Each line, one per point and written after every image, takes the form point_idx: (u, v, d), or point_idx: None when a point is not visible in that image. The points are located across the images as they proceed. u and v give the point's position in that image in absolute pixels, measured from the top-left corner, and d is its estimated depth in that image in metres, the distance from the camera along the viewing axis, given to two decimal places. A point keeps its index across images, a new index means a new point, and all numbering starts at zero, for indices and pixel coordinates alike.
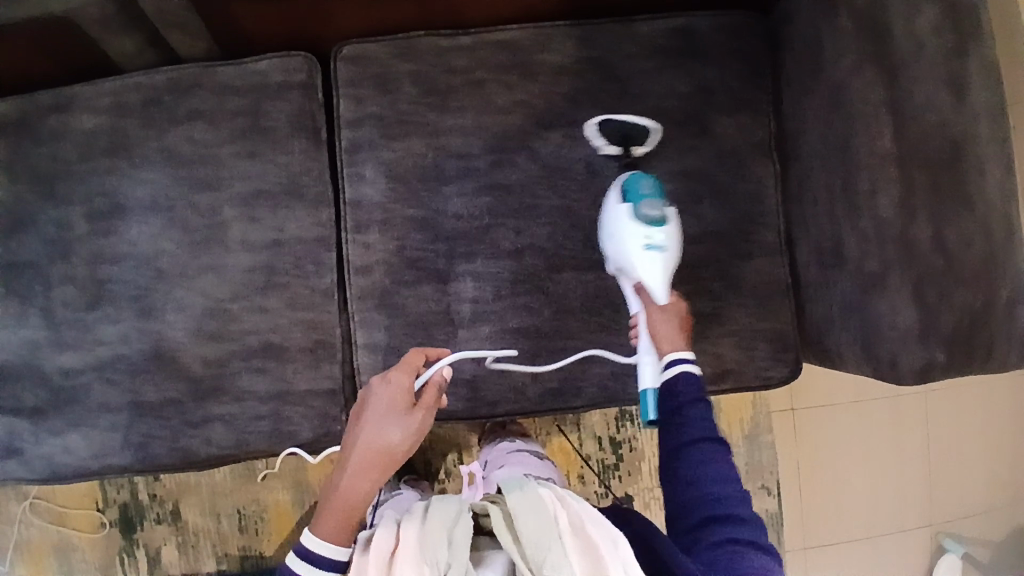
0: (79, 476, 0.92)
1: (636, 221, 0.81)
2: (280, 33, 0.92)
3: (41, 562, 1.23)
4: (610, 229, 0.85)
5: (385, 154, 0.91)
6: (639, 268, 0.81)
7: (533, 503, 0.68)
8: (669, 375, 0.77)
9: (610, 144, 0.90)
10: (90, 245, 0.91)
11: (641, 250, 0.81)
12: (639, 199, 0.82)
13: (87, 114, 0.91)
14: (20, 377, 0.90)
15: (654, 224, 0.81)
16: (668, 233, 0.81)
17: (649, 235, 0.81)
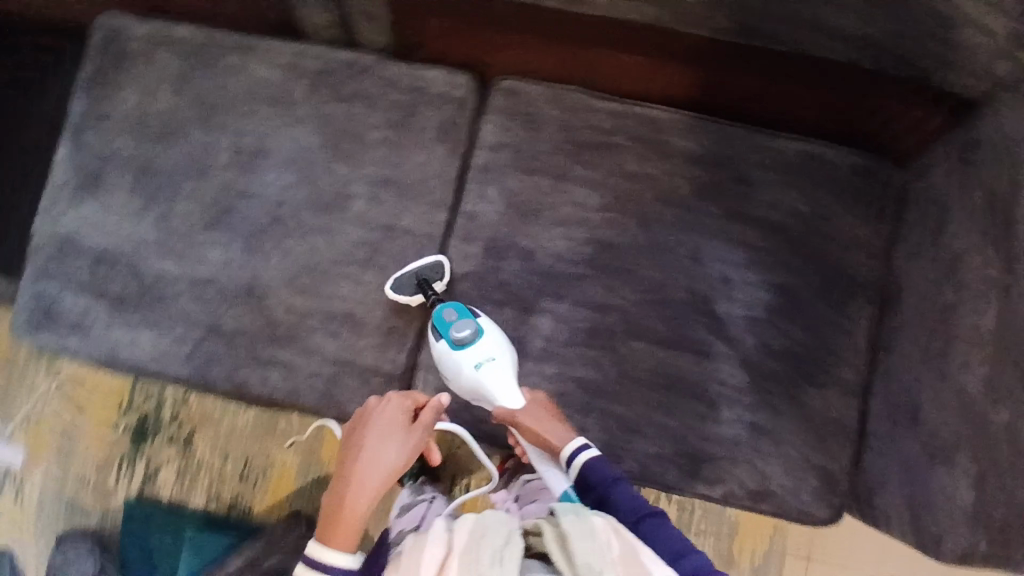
0: (134, 373, 0.96)
1: (457, 350, 0.88)
2: (452, 54, 1.02)
3: (47, 439, 1.30)
4: (445, 368, 0.90)
5: (511, 182, 0.96)
6: (486, 384, 0.87)
7: (587, 533, 0.71)
8: (575, 469, 0.85)
9: (412, 295, 0.93)
10: (224, 173, 0.97)
11: (474, 372, 0.87)
12: (449, 331, 0.88)
13: (265, 65, 0.99)
14: (119, 266, 0.96)
15: (474, 345, 0.88)
16: (484, 343, 0.88)
17: (475, 355, 0.87)
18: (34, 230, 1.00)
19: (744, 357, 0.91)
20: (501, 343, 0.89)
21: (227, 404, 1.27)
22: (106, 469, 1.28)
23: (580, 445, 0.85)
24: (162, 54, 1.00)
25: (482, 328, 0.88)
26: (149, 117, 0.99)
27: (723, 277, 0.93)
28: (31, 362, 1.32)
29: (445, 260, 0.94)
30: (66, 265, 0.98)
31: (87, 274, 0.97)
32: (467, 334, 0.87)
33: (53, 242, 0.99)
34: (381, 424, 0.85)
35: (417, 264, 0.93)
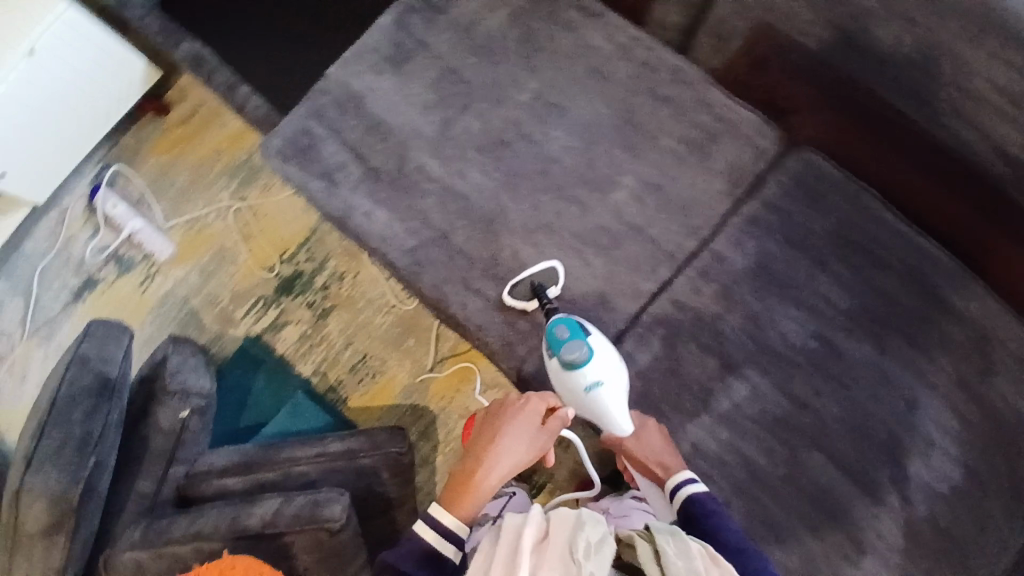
0: (353, 239, 0.99)
1: (568, 369, 0.88)
2: (769, 103, 0.99)
3: (204, 248, 1.36)
4: (558, 387, 0.90)
5: (771, 245, 0.94)
6: (599, 406, 0.87)
7: (681, 550, 0.68)
8: (676, 500, 0.82)
9: (529, 300, 0.94)
10: (518, 107, 1.00)
11: (585, 393, 0.87)
12: (560, 349, 0.88)
13: (600, 30, 1.00)
14: (389, 143, 1.00)
15: (585, 366, 0.87)
16: (597, 364, 0.87)
17: (586, 376, 0.87)
18: (325, 75, 1.04)
19: (909, 521, 0.88)
20: (614, 369, 0.88)
21: (375, 302, 1.33)
22: (239, 301, 1.34)
23: (686, 481, 0.83)
24: None
25: (592, 347, 0.88)
26: (476, 29, 1.02)
27: (928, 439, 0.89)
28: (223, 176, 1.38)
29: (559, 266, 0.95)
30: (341, 117, 1.01)
31: (356, 135, 1.01)
32: (579, 356, 0.87)
33: (340, 92, 1.02)
34: (525, 415, 0.85)
35: (533, 268, 0.95)
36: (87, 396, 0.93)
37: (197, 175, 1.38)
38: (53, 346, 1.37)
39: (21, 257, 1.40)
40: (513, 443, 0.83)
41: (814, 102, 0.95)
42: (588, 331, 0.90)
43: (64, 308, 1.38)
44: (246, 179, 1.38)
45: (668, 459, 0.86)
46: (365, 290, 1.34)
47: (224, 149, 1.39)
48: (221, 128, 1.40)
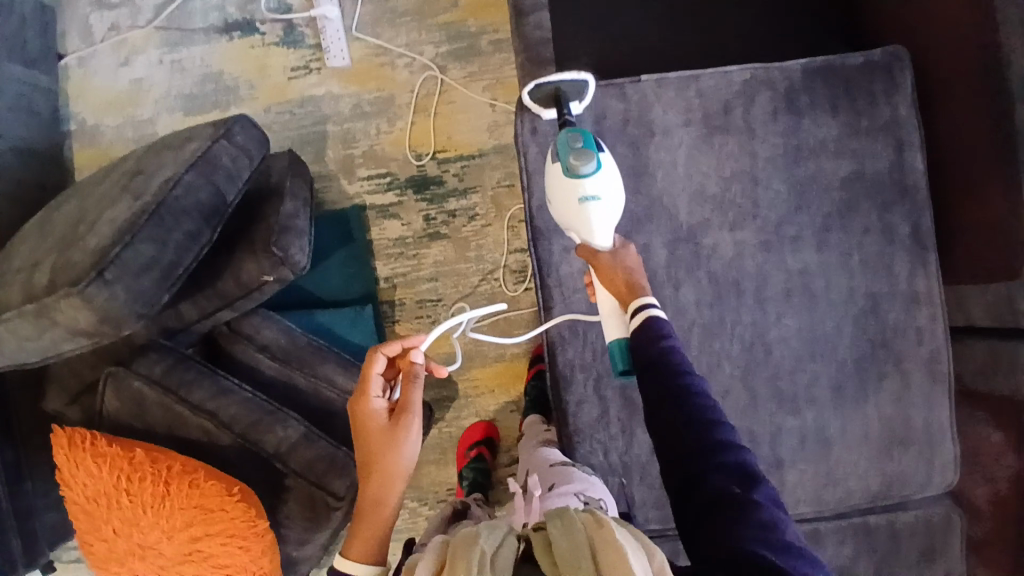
0: (534, 259, 0.88)
1: (567, 176, 0.77)
2: (973, 452, 0.89)
3: (374, 83, 1.21)
4: (551, 194, 0.79)
5: (860, 561, 0.90)
6: (588, 225, 0.76)
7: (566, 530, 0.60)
8: (637, 320, 0.69)
9: (547, 109, 0.86)
10: (775, 267, 0.87)
11: (578, 204, 0.76)
12: (567, 157, 0.77)
13: (908, 264, 0.87)
14: (638, 200, 0.87)
15: (589, 174, 0.76)
16: (597, 176, 0.76)
17: (584, 188, 0.76)
18: (636, 79, 0.87)
19: None
20: (614, 183, 0.78)
21: (483, 264, 1.21)
22: (369, 162, 1.21)
23: (652, 304, 0.70)
24: (880, 144, 0.86)
25: (602, 162, 0.77)
26: (805, 161, 0.87)
27: None
28: (441, 31, 1.21)
29: (592, 80, 0.83)
30: (616, 137, 0.86)
31: (616, 166, 0.86)
32: (585, 164, 0.76)
33: (635, 111, 0.86)
34: (379, 421, 0.76)
35: (563, 75, 0.82)
36: (196, 218, 0.81)
37: (422, 10, 1.21)
38: (172, 57, 1.23)
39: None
40: (381, 455, 0.75)
41: (1003, 498, 0.85)
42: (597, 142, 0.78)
43: (207, 31, 1.23)
44: (459, 52, 1.20)
45: (630, 263, 0.76)
46: (484, 245, 1.21)
47: (462, 5, 1.20)
48: None
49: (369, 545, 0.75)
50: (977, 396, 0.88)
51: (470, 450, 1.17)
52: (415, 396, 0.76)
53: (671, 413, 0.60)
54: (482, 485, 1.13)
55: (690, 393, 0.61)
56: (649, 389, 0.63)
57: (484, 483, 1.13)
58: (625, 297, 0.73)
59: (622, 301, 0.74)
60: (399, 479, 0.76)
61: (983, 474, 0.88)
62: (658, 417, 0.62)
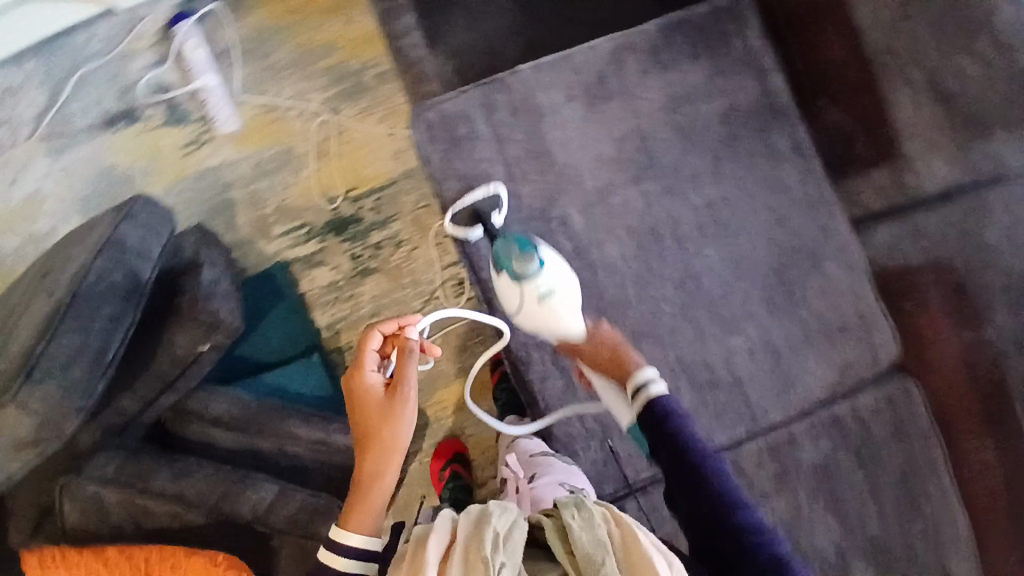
0: (464, 257, 0.91)
1: (517, 282, 0.83)
2: (904, 326, 0.96)
3: (271, 140, 1.23)
4: (508, 304, 0.85)
5: (841, 455, 0.94)
6: (556, 318, 0.82)
7: (585, 519, 0.67)
8: (641, 399, 0.73)
9: (473, 229, 0.89)
10: (683, 207, 0.94)
11: (538, 302, 0.82)
12: (510, 265, 0.83)
13: (798, 174, 0.95)
14: (545, 177, 0.91)
15: (535, 271, 0.82)
16: (545, 272, 0.82)
17: (536, 285, 0.82)
18: (515, 68, 0.93)
19: None
20: (562, 270, 0.84)
21: (422, 286, 1.22)
22: (283, 217, 1.21)
23: (652, 378, 0.74)
24: (745, 75, 0.94)
25: (542, 257, 0.83)
26: (685, 106, 0.94)
27: None
28: (323, 76, 1.23)
29: (501, 189, 0.89)
30: (510, 125, 0.91)
31: (517, 151, 0.91)
32: (528, 262, 0.82)
33: (521, 97, 0.91)
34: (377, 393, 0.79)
35: (473, 194, 0.89)
36: (113, 297, 0.81)
37: (300, 61, 1.24)
38: (59, 164, 1.20)
39: (67, 47, 1.21)
40: (382, 423, 0.78)
41: (939, 353, 0.93)
42: (530, 240, 0.84)
43: (88, 128, 1.21)
44: (346, 92, 1.23)
45: (620, 351, 0.80)
46: (417, 269, 1.22)
47: (339, 48, 1.24)
48: (346, 25, 1.24)
49: (367, 518, 0.76)
50: (889, 274, 0.96)
51: (445, 471, 1.18)
52: (410, 368, 0.79)
53: (696, 496, 0.68)
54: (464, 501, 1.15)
55: (709, 477, 0.68)
56: (670, 460, 0.70)
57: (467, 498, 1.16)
58: (625, 371, 0.77)
59: (619, 382, 0.78)
60: (395, 453, 0.78)
61: (920, 342, 0.95)
62: (686, 503, 0.69)
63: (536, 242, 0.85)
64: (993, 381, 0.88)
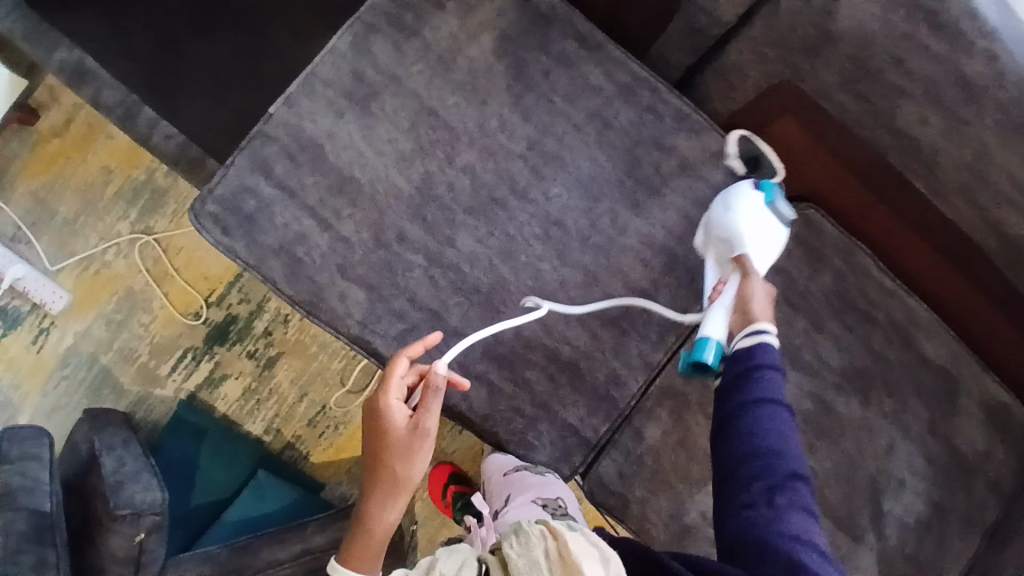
0: (326, 326, 0.84)
1: (766, 206, 0.85)
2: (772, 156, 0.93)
3: (109, 292, 1.13)
4: (731, 203, 0.86)
5: (773, 308, 0.93)
6: (759, 253, 0.83)
7: (524, 542, 0.63)
8: (748, 342, 0.75)
9: (737, 160, 0.91)
10: (510, 162, 0.87)
11: (763, 236, 0.84)
12: (770, 195, 0.86)
13: (600, 71, 0.89)
14: (359, 205, 0.84)
15: (778, 221, 0.86)
16: (782, 229, 0.86)
17: (774, 231, 0.85)
18: (268, 114, 0.84)
19: (882, 551, 0.96)
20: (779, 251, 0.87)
21: (330, 346, 1.17)
22: (161, 356, 1.14)
23: (767, 330, 0.75)
24: (498, 0, 0.87)
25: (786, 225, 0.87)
26: (457, 62, 0.86)
27: (900, 477, 0.96)
28: (117, 202, 1.13)
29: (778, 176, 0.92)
30: (295, 174, 0.83)
31: (317, 196, 0.83)
32: (785, 211, 0.86)
33: (292, 140, 0.83)
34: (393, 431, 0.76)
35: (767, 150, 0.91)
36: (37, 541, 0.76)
37: (87, 203, 1.12)
38: None
39: None
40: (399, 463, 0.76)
41: (814, 166, 0.91)
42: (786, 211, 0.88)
43: None
44: (148, 207, 1.13)
45: (758, 291, 0.80)
46: (315, 332, 1.16)
47: (115, 166, 1.13)
48: (107, 144, 1.13)
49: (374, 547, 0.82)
50: (732, 118, 0.92)
51: (447, 495, 1.13)
52: (432, 410, 0.75)
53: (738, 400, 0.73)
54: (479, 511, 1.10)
55: (763, 424, 0.71)
56: (729, 387, 0.75)
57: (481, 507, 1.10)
58: (753, 317, 0.78)
59: (737, 315, 0.79)
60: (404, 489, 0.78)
61: (790, 163, 0.92)
62: (727, 390, 0.75)
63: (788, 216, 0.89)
64: (869, 158, 0.86)
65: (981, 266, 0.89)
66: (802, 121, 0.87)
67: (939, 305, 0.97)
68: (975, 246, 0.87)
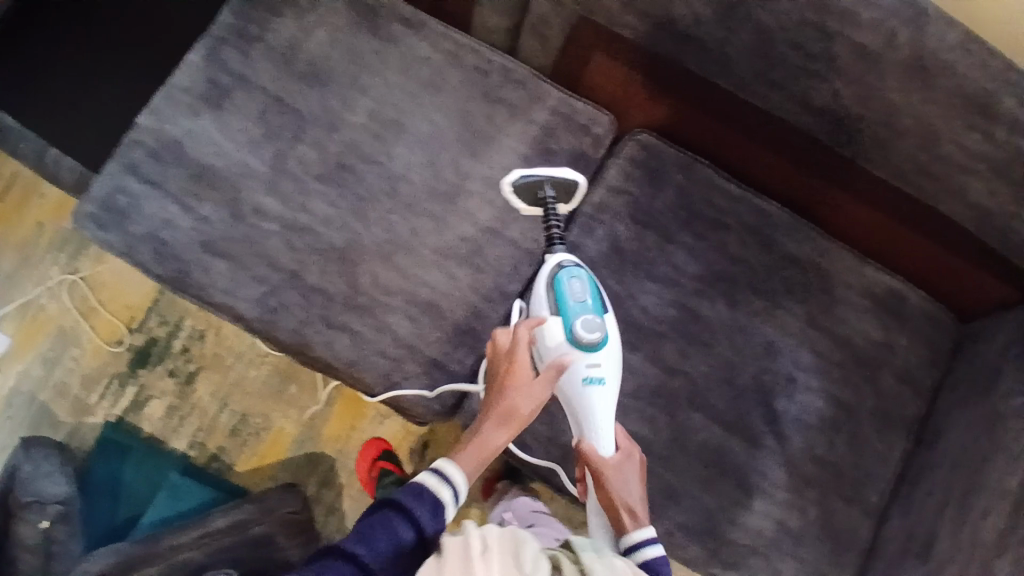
0: (195, 298, 0.91)
1: (575, 346, 0.83)
2: (599, 94, 1.01)
3: (44, 334, 1.20)
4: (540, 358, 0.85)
5: (620, 228, 0.97)
6: (594, 414, 0.84)
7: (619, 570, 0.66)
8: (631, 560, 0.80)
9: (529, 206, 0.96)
10: (353, 132, 0.96)
11: (581, 387, 0.84)
12: (571, 334, 0.83)
13: (426, 45, 0.99)
14: (215, 187, 0.93)
15: (596, 348, 0.83)
16: (597, 353, 0.84)
17: (590, 370, 0.83)
18: (136, 124, 0.95)
19: (787, 455, 0.94)
20: (616, 369, 0.86)
21: (245, 355, 1.22)
22: (91, 385, 1.18)
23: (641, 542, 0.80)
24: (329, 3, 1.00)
25: (607, 335, 0.85)
26: (297, 57, 0.98)
27: (788, 377, 0.95)
28: (50, 251, 1.23)
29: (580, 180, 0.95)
30: (158, 169, 0.93)
31: (179, 184, 0.93)
32: (592, 337, 0.83)
33: (156, 141, 0.94)
34: (522, 363, 0.81)
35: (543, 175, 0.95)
36: None
37: (22, 256, 1.22)
38: None
39: None
40: (519, 396, 0.80)
41: (635, 91, 0.97)
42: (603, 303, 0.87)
43: None
44: (77, 250, 1.23)
45: (614, 485, 0.83)
46: (231, 343, 1.22)
47: (47, 221, 1.24)
48: (39, 202, 1.25)
49: (473, 472, 0.78)
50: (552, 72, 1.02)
51: (374, 470, 1.17)
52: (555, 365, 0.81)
53: None
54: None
55: None
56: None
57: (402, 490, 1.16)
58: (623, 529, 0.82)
59: (615, 525, 0.84)
60: (515, 420, 0.80)
61: (614, 97, 1.00)
62: None
63: (604, 305, 0.88)
64: (667, 70, 0.91)
65: (808, 147, 0.91)
66: (609, 57, 0.94)
67: (791, 202, 1.00)
68: (797, 130, 0.90)
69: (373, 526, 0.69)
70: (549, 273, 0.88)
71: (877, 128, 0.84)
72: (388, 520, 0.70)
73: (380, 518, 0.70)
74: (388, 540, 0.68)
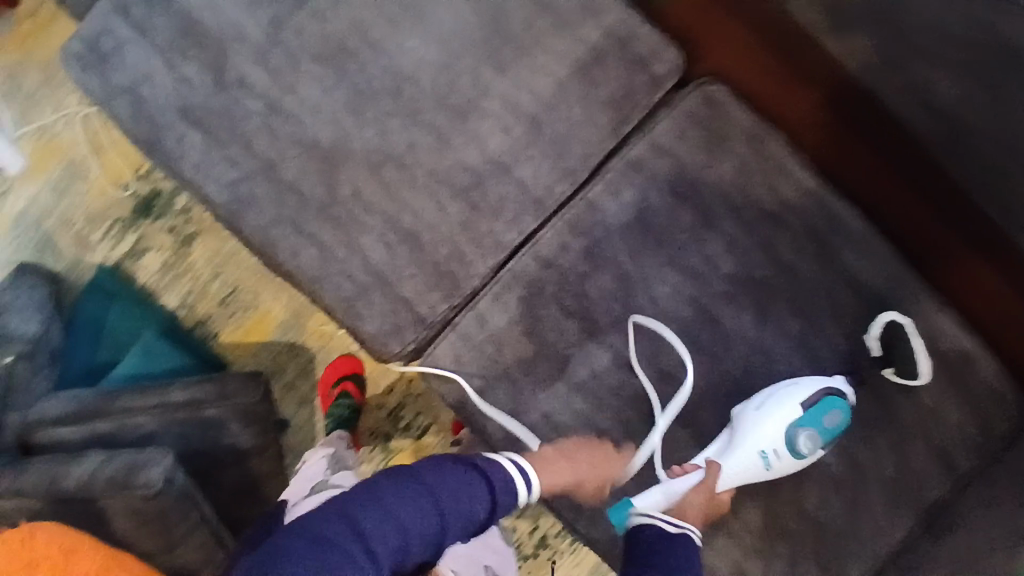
0: (166, 169, 0.83)
1: (792, 430, 0.77)
2: (679, 26, 0.84)
3: (56, 160, 1.18)
4: (766, 404, 0.78)
5: (654, 197, 0.81)
6: (734, 466, 0.78)
7: None
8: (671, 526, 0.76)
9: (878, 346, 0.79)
10: (366, 10, 0.81)
11: (757, 452, 0.77)
12: (817, 419, 0.76)
13: None
14: (204, 47, 0.81)
15: (794, 447, 0.77)
16: (785, 465, 0.78)
17: (774, 453, 0.77)
18: None
19: (766, 499, 0.81)
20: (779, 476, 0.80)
21: None
22: (94, 222, 1.17)
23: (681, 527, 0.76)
24: None
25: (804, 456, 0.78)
26: None
27: None
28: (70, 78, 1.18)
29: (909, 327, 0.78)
30: (147, 13, 0.82)
31: (166, 36, 0.82)
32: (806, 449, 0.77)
33: None
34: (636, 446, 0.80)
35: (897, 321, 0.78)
36: None
37: (43, 78, 1.18)
38: None
39: None
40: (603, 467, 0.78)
41: (720, 28, 0.81)
42: (793, 450, 0.77)
43: None
44: None
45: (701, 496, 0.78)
46: None
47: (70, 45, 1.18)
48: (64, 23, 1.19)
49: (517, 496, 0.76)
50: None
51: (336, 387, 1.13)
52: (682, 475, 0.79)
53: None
54: (349, 422, 1.10)
55: None
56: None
57: (353, 417, 1.10)
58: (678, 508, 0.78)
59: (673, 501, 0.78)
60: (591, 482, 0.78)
61: (694, 34, 0.83)
62: None
63: (796, 454, 0.77)
64: (757, 2, 0.75)
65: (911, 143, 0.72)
66: None
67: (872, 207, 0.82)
68: (892, 113, 0.71)
69: (457, 490, 0.70)
70: (804, 385, 0.78)
71: (1003, 135, 0.64)
72: (474, 491, 0.71)
73: (467, 482, 0.71)
74: (457, 518, 0.70)
